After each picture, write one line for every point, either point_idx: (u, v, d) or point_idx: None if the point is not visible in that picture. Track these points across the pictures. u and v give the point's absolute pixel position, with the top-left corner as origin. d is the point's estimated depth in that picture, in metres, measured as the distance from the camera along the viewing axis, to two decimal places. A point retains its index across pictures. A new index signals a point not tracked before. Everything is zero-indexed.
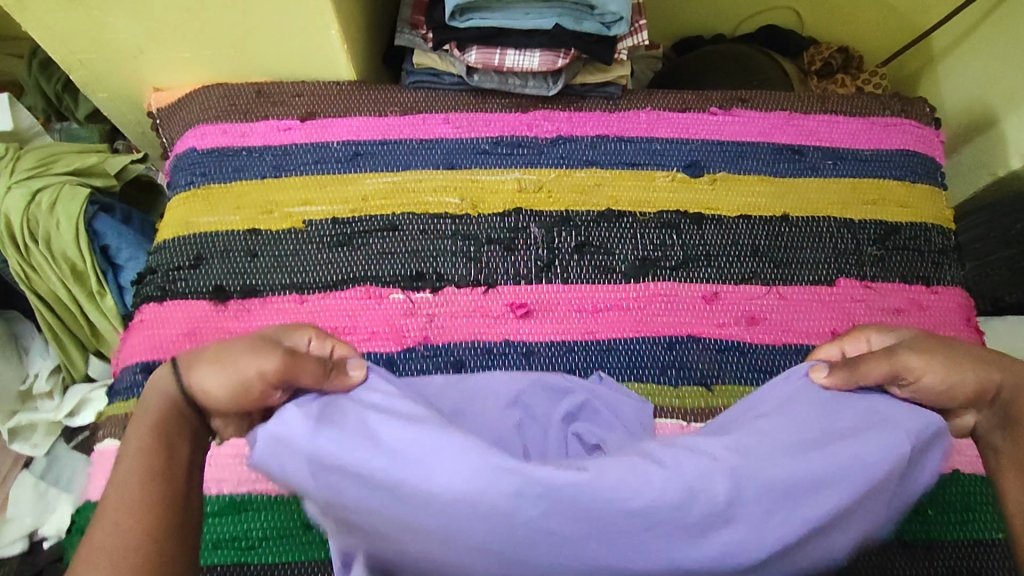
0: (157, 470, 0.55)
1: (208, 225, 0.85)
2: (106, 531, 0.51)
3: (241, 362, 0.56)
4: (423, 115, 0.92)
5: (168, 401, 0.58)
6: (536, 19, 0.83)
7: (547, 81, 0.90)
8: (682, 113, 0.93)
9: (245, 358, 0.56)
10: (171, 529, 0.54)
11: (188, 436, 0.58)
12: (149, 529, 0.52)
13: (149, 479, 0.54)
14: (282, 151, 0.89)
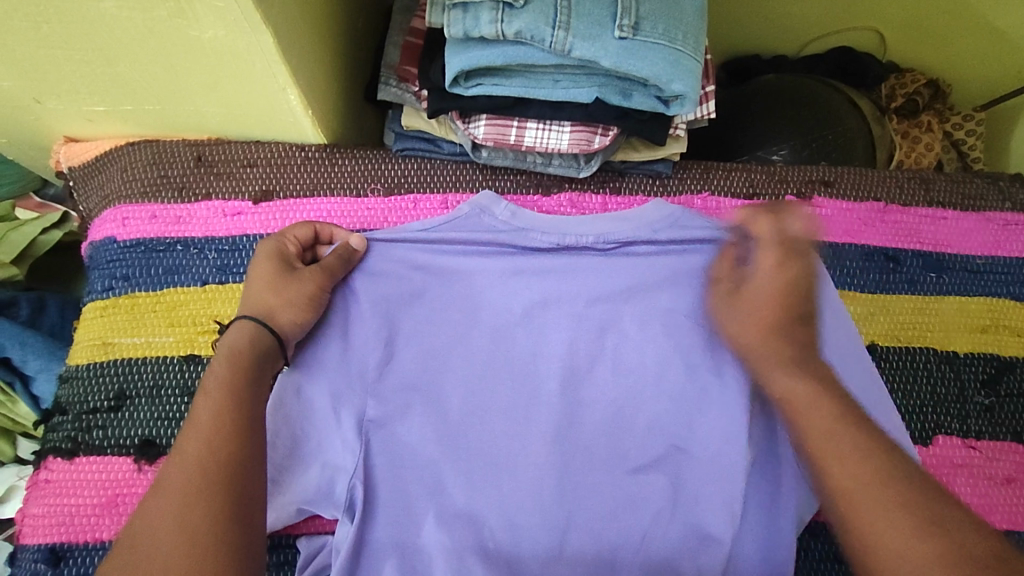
0: (232, 406, 0.51)
1: (132, 349, 0.66)
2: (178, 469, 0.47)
3: (298, 285, 0.60)
4: (415, 197, 0.71)
5: (233, 354, 0.54)
6: (569, 90, 0.62)
7: (578, 160, 0.69)
8: (749, 200, 0.73)
9: (299, 282, 0.60)
10: (233, 477, 0.48)
11: (267, 384, 0.55)
12: (208, 497, 0.46)
13: (223, 415, 0.50)
14: (228, 245, 0.68)
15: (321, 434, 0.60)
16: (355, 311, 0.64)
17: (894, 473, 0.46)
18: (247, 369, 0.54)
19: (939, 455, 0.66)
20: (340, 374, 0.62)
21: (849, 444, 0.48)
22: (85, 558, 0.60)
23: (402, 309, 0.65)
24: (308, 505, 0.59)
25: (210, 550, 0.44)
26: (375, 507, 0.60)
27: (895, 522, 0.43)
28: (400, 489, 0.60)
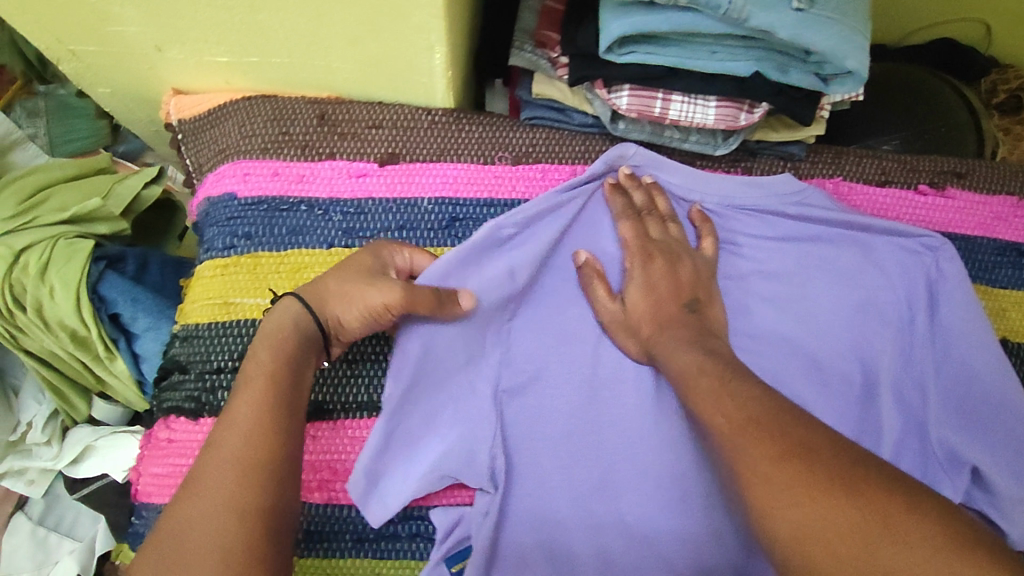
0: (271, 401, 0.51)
1: (255, 310, 0.64)
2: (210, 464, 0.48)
3: (361, 293, 0.56)
4: (543, 167, 0.69)
5: (279, 339, 0.54)
6: (726, 62, 0.59)
7: (717, 137, 0.67)
8: (882, 187, 0.72)
9: (361, 288, 0.56)
10: (266, 473, 0.49)
11: (307, 369, 0.55)
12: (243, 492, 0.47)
13: (260, 410, 0.51)
14: (353, 207, 0.66)
15: (457, 405, 0.62)
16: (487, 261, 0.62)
17: (778, 435, 0.48)
18: (295, 351, 0.54)
19: None
20: (475, 349, 0.62)
21: (730, 408, 0.52)
22: None
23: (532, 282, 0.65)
24: (453, 475, 0.60)
25: (253, 544, 0.46)
26: (512, 476, 0.62)
27: (772, 474, 0.47)
28: (529, 465, 0.62)
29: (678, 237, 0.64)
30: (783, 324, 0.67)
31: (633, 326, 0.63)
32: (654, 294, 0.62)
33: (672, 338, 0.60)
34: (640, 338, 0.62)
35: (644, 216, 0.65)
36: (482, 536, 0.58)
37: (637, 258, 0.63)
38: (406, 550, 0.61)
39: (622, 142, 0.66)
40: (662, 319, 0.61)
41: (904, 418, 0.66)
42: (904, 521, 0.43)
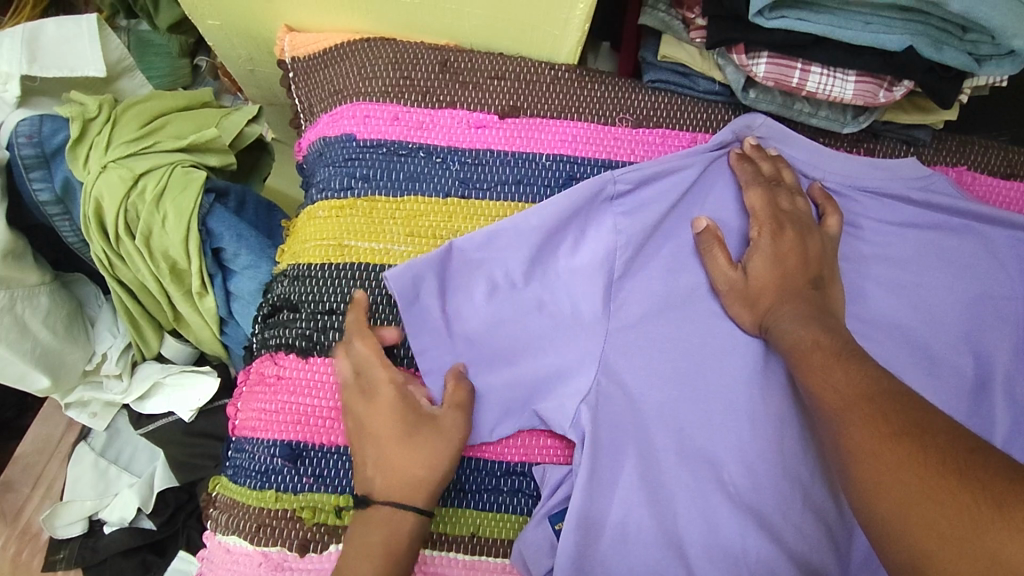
0: None
1: (370, 253, 0.63)
2: None
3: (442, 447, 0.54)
4: (664, 132, 0.68)
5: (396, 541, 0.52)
6: (879, 34, 0.58)
7: (847, 113, 0.66)
8: (1006, 180, 0.71)
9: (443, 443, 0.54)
10: None
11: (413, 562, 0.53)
12: None
13: None
14: (472, 158, 0.65)
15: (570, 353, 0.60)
16: (587, 226, 0.63)
17: (889, 416, 0.47)
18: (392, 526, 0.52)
19: None
20: (580, 304, 0.62)
21: (839, 385, 0.51)
22: (322, 459, 0.59)
23: (647, 240, 0.63)
24: (541, 414, 0.60)
25: None
26: (608, 440, 0.58)
27: (877, 448, 0.45)
28: (626, 431, 0.59)
29: (807, 210, 0.63)
30: (902, 310, 0.65)
31: (751, 298, 0.61)
32: (780, 266, 0.61)
33: (793, 308, 0.58)
34: (756, 310, 0.61)
35: (774, 187, 0.64)
36: (579, 498, 0.55)
37: (767, 228, 0.62)
38: (507, 504, 0.59)
39: (749, 114, 0.66)
40: (783, 293, 0.60)
41: (1015, 413, 0.64)
42: (1015, 506, 0.38)
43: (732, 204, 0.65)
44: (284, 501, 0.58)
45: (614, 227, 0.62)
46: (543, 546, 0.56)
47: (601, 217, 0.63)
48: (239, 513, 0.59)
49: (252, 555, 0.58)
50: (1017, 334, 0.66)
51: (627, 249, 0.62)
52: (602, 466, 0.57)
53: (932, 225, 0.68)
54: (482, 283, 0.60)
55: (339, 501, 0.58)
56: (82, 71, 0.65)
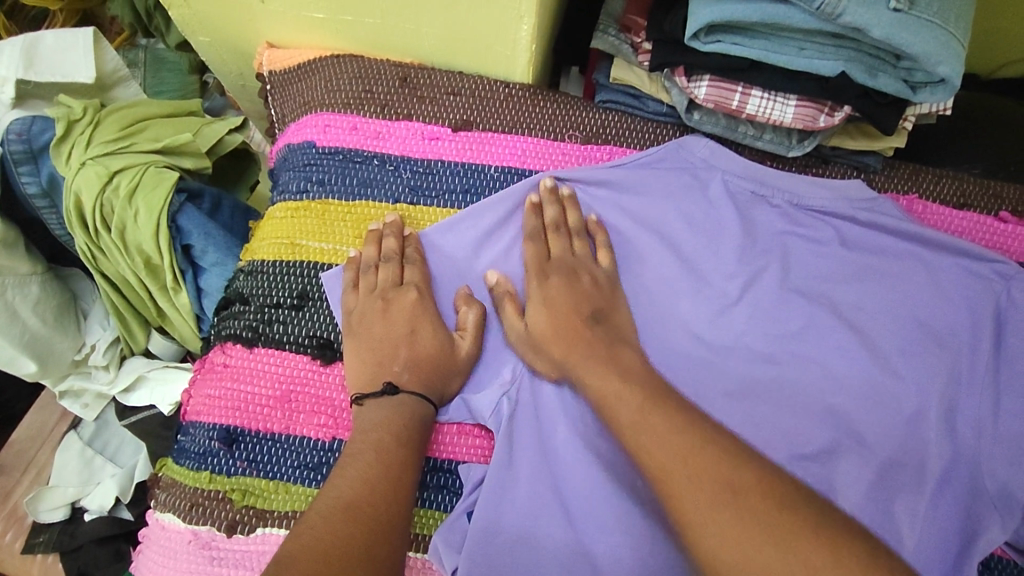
0: (402, 439, 0.55)
1: (319, 252, 0.66)
2: (345, 485, 0.50)
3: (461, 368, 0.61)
4: (611, 149, 0.70)
5: (397, 425, 0.55)
6: (813, 60, 0.59)
7: (791, 136, 0.67)
8: (960, 210, 0.69)
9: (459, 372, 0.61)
10: (395, 501, 0.51)
11: (426, 424, 0.57)
12: (378, 501, 0.50)
13: (399, 445, 0.54)
14: (423, 166, 0.69)
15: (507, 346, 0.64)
16: (535, 233, 0.66)
17: (705, 474, 0.46)
18: (401, 441, 0.54)
19: None
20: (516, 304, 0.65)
21: (650, 447, 0.49)
22: (256, 444, 0.61)
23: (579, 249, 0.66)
24: (468, 407, 0.61)
25: (372, 530, 0.48)
26: (519, 428, 0.60)
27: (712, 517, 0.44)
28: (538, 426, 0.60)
29: (580, 253, 0.64)
30: (844, 332, 0.64)
31: (538, 343, 0.61)
32: (553, 310, 0.61)
33: (585, 355, 0.58)
34: (546, 356, 0.60)
35: (551, 233, 0.65)
36: (486, 494, 0.57)
37: (533, 276, 0.63)
38: (434, 500, 0.60)
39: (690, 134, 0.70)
40: (570, 334, 0.59)
41: (956, 446, 0.62)
42: (796, 544, 0.41)
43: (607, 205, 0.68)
44: (217, 482, 0.60)
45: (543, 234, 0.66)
46: (455, 539, 0.56)
47: (538, 225, 0.66)
48: (178, 492, 0.61)
49: (183, 533, 0.60)
50: (962, 361, 0.64)
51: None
52: (514, 458, 0.59)
53: (876, 248, 0.68)
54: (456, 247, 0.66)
55: (268, 486, 0.60)
56: (75, 77, 0.73)
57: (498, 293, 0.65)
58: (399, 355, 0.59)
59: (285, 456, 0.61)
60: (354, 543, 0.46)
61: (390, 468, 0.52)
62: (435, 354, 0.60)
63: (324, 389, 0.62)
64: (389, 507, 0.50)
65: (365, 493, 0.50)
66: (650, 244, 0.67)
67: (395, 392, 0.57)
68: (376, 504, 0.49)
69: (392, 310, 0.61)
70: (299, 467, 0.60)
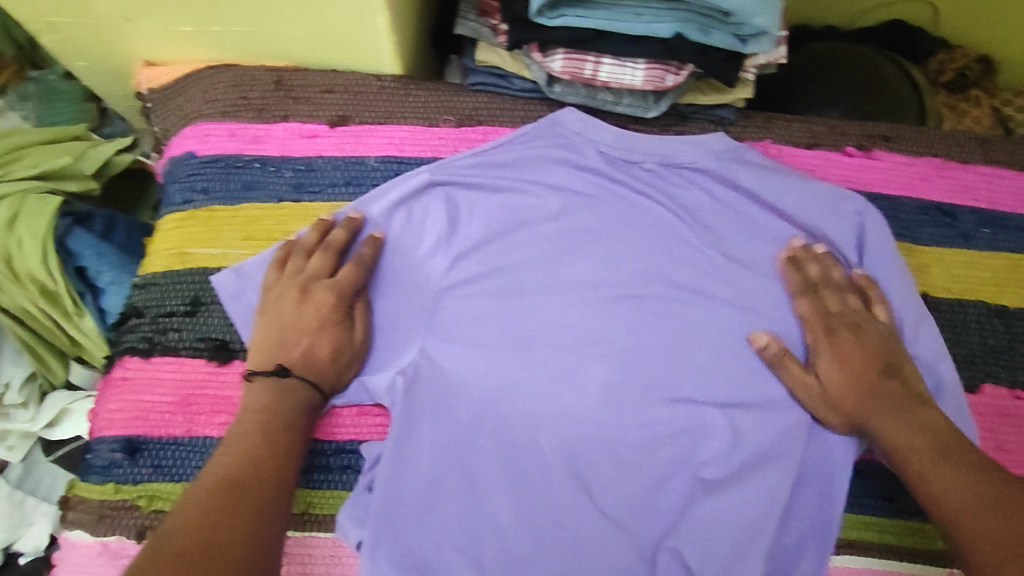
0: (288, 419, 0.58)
1: (208, 259, 0.68)
2: (225, 456, 0.54)
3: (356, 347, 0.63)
4: (485, 129, 0.73)
5: (274, 406, 0.58)
6: (651, 24, 0.63)
7: (647, 99, 0.70)
8: (810, 150, 0.74)
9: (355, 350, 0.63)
10: (279, 473, 0.54)
11: (314, 401, 0.60)
12: (264, 475, 0.53)
13: (290, 425, 0.57)
14: (305, 164, 0.71)
15: (406, 326, 0.66)
16: (425, 212, 0.69)
17: (984, 532, 0.51)
18: (290, 421, 0.58)
19: (986, 402, 0.68)
20: (408, 285, 0.67)
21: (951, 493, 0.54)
22: (160, 450, 0.62)
23: (468, 223, 0.69)
24: (366, 387, 0.64)
25: (259, 502, 0.51)
26: (415, 401, 0.62)
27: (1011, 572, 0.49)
28: (434, 394, 0.63)
29: (860, 309, 0.65)
30: (718, 275, 0.69)
31: (831, 399, 0.63)
32: (849, 367, 0.63)
33: (886, 409, 0.60)
34: (841, 410, 0.62)
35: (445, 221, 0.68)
36: (383, 465, 0.59)
37: (820, 332, 0.65)
38: (337, 481, 0.63)
39: (562, 111, 0.73)
40: (862, 390, 0.62)
41: None
42: None
43: (492, 180, 0.71)
44: (124, 492, 0.61)
45: (434, 211, 0.69)
46: (358, 512, 0.59)
47: (429, 203, 0.69)
48: (84, 508, 0.61)
49: (93, 545, 0.60)
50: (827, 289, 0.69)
51: (445, 234, 0.68)
52: (409, 430, 0.61)
53: (740, 196, 0.72)
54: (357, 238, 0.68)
55: (174, 489, 0.61)
56: None
57: (389, 278, 0.67)
58: (297, 340, 0.61)
59: (188, 458, 0.62)
60: (231, 511, 0.49)
61: (277, 445, 0.55)
62: (335, 340, 0.62)
63: (223, 388, 0.63)
64: (275, 476, 0.53)
65: (246, 464, 0.53)
66: (530, 216, 0.70)
67: (285, 373, 0.60)
68: (264, 477, 0.53)
69: (308, 302, 0.62)
70: (204, 467, 0.62)
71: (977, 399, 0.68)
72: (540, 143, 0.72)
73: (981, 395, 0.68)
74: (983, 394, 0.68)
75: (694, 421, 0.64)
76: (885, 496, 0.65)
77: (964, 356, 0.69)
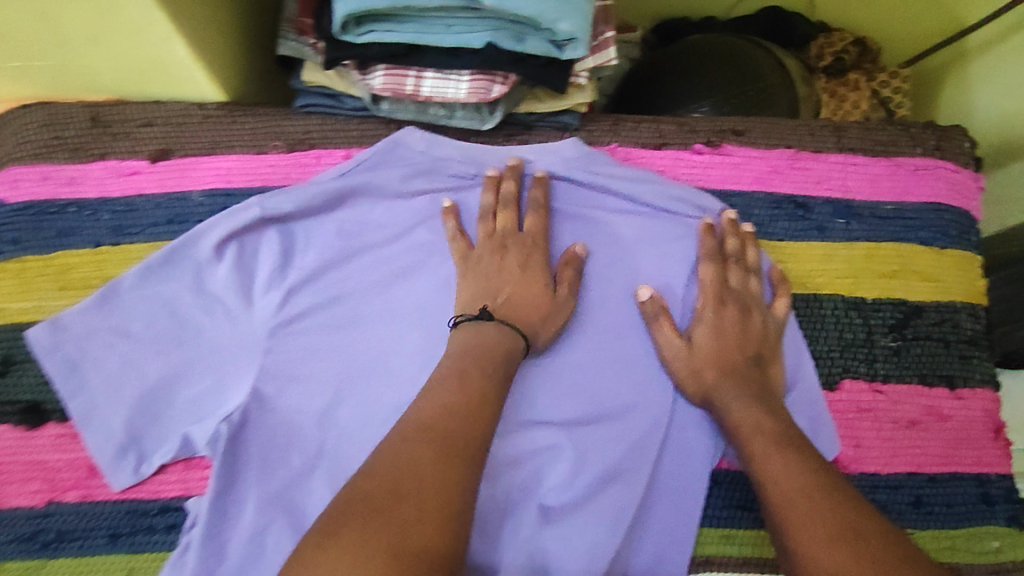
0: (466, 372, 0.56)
1: (21, 313, 0.65)
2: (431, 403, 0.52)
3: None
4: (318, 153, 0.70)
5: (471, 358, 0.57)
6: (462, 34, 0.60)
7: (481, 111, 0.67)
8: (659, 150, 0.72)
9: None
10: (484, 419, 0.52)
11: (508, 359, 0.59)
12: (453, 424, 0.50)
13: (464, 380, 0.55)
14: (124, 205, 0.67)
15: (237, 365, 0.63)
16: (256, 248, 0.66)
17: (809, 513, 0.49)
18: (485, 370, 0.56)
19: (844, 400, 0.67)
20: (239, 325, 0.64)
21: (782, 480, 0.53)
22: None
23: (304, 255, 0.66)
24: (193, 437, 0.62)
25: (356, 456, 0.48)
26: (243, 447, 0.61)
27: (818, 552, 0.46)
28: (266, 436, 0.62)
29: (757, 292, 0.66)
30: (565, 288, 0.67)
31: (697, 369, 0.63)
32: (723, 338, 0.63)
33: (733, 387, 0.61)
34: (699, 381, 0.63)
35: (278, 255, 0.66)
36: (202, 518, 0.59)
37: (711, 303, 0.64)
38: (161, 540, 0.63)
39: (400, 130, 0.69)
40: (726, 368, 0.62)
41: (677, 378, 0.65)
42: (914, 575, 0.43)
43: (326, 207, 0.67)
44: None
45: (266, 245, 0.66)
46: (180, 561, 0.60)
47: (260, 236, 0.66)
48: None
49: None
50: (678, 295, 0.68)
51: (278, 267, 0.65)
52: (235, 480, 0.61)
53: (587, 205, 0.69)
54: (187, 280, 0.64)
55: None
56: None
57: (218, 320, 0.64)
58: None
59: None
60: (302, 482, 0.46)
61: (475, 396, 0.53)
62: None
63: (35, 455, 0.63)
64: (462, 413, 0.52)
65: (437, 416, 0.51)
66: (369, 243, 0.67)
67: None
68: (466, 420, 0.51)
69: None
70: (15, 539, 0.62)
71: (837, 398, 0.67)
72: (374, 166, 0.68)
73: (841, 392, 0.67)
74: (843, 391, 0.67)
75: (539, 444, 0.62)
76: (740, 505, 0.65)
77: (823, 351, 0.68)
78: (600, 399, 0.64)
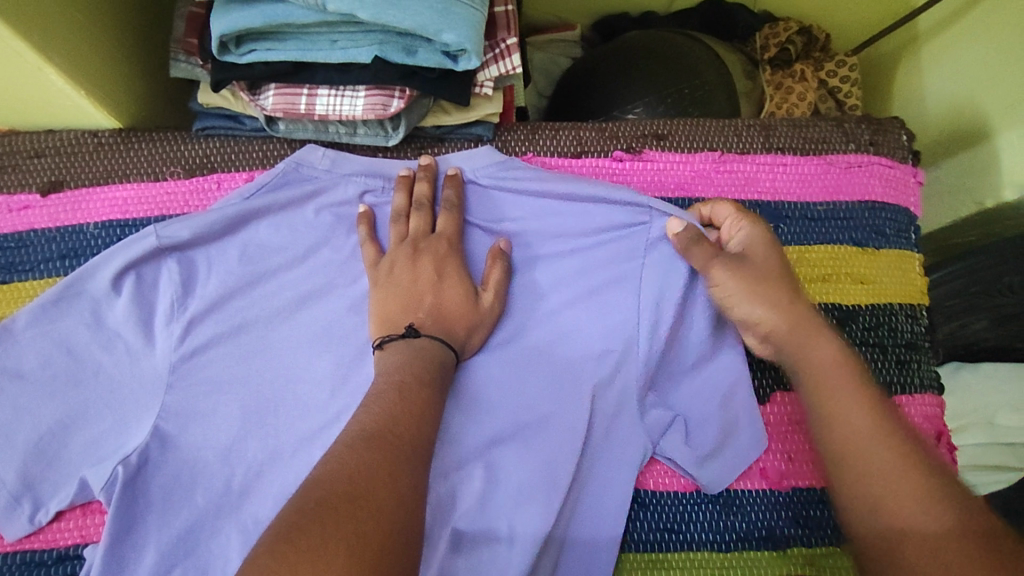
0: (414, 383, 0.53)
1: None
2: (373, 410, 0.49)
3: None
4: (218, 177, 0.67)
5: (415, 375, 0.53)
6: (348, 50, 0.57)
7: (383, 127, 0.64)
8: (577, 158, 0.69)
9: None
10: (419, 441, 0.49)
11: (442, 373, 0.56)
12: (393, 442, 0.47)
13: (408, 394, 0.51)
14: (16, 241, 0.64)
15: (136, 405, 0.60)
16: (155, 277, 0.62)
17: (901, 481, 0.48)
18: (422, 378, 0.53)
19: (776, 412, 0.66)
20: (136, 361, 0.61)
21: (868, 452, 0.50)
22: None
23: (205, 283, 0.62)
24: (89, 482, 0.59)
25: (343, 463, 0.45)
26: (141, 487, 0.59)
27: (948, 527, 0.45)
28: (169, 474, 0.60)
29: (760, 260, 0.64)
30: None
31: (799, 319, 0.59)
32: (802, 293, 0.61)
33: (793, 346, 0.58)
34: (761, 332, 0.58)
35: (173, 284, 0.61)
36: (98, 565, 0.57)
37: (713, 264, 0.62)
38: None
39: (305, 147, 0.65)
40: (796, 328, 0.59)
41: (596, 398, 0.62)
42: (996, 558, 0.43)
43: (230, 231, 0.63)
44: None
45: (166, 274, 0.61)
46: None
47: (160, 264, 0.62)
48: None
49: None
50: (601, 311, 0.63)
51: (178, 297, 0.61)
52: (137, 522, 0.59)
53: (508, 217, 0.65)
54: (83, 317, 0.60)
55: None
56: None
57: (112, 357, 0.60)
58: None
59: None
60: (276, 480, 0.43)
61: (413, 405, 0.51)
62: None
63: None
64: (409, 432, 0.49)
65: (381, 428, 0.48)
66: (273, 267, 0.64)
67: None
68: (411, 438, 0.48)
69: None
70: None
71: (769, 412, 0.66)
72: (277, 185, 0.64)
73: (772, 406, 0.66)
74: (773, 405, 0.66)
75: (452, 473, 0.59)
76: (667, 528, 0.64)
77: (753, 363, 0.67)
78: (516, 423, 0.61)
